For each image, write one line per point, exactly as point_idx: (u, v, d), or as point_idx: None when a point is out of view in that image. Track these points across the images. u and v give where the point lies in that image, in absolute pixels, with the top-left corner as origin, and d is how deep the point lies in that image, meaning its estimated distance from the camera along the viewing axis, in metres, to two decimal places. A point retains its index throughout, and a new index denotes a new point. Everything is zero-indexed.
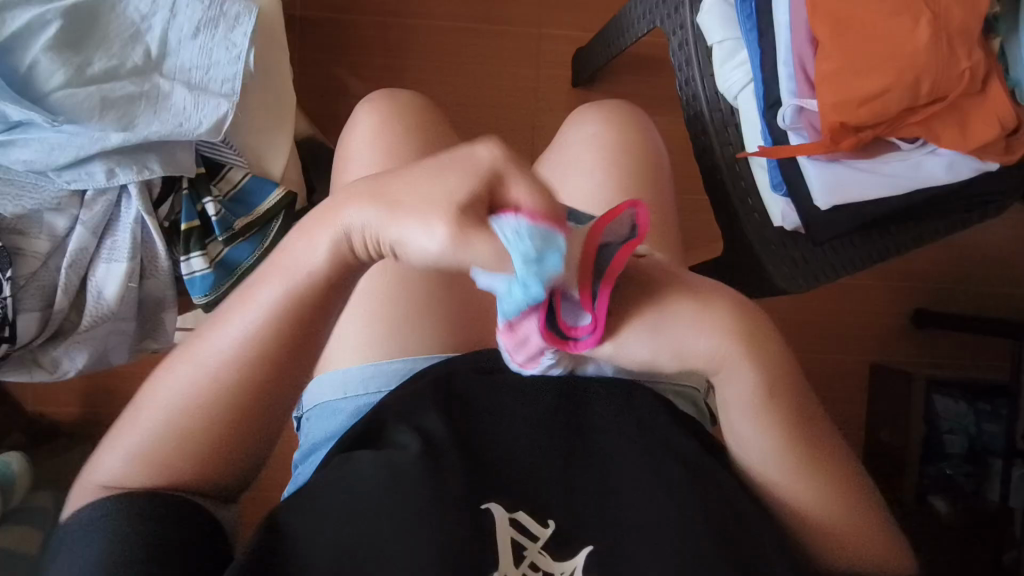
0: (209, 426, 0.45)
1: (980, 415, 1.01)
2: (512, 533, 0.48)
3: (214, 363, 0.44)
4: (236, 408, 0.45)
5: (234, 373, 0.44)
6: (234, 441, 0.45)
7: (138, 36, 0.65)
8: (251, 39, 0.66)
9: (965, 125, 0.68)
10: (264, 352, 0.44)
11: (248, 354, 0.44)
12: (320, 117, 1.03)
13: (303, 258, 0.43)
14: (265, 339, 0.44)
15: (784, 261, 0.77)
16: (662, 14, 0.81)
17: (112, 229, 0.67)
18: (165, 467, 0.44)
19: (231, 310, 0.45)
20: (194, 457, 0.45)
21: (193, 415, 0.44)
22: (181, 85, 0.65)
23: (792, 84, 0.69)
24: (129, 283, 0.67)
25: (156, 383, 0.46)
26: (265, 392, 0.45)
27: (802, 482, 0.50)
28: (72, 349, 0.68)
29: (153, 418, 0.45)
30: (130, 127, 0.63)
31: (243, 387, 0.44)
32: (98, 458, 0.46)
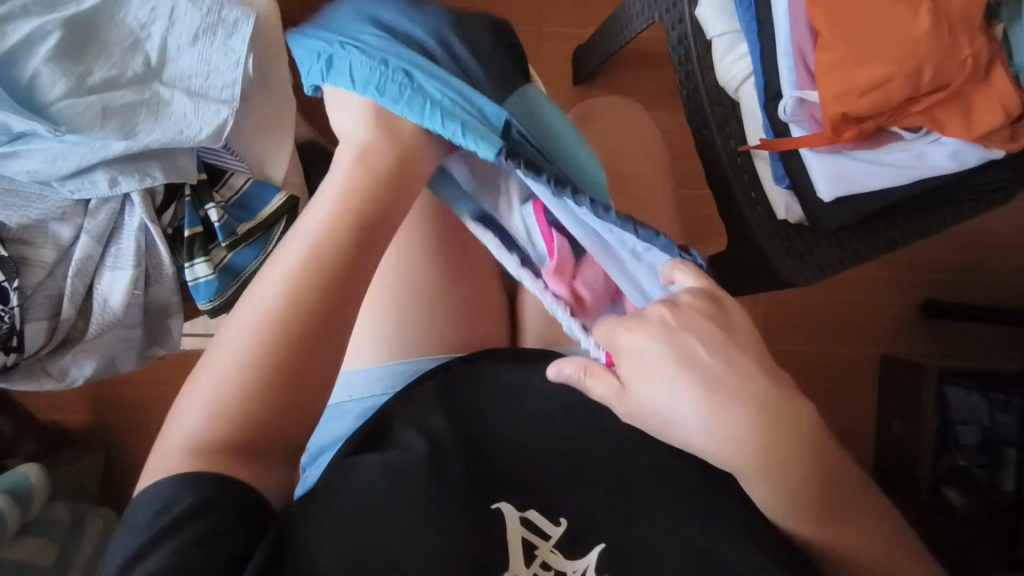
0: (287, 346, 0.44)
1: (993, 406, 0.98)
2: (523, 533, 0.49)
3: (271, 299, 0.45)
4: (312, 322, 0.45)
5: (306, 286, 0.45)
6: (312, 363, 0.44)
7: (137, 45, 0.65)
8: (249, 45, 0.67)
9: (969, 113, 0.67)
10: (329, 258, 0.46)
11: (314, 262, 0.46)
12: (322, 120, 1.03)
13: (346, 173, 0.51)
14: (328, 247, 0.47)
15: (788, 253, 0.76)
16: (660, 8, 0.81)
17: (116, 237, 0.67)
18: (243, 406, 0.42)
19: (290, 239, 0.48)
20: (264, 399, 0.43)
21: (270, 339, 0.43)
22: (181, 92, 0.65)
23: (792, 75, 0.68)
24: (134, 290, 0.67)
25: (228, 328, 0.45)
26: (335, 301, 0.46)
27: (852, 525, 0.44)
28: (80, 357, 0.68)
29: (229, 357, 0.43)
30: (131, 135, 0.64)
31: (306, 308, 0.45)
32: (171, 424, 0.44)
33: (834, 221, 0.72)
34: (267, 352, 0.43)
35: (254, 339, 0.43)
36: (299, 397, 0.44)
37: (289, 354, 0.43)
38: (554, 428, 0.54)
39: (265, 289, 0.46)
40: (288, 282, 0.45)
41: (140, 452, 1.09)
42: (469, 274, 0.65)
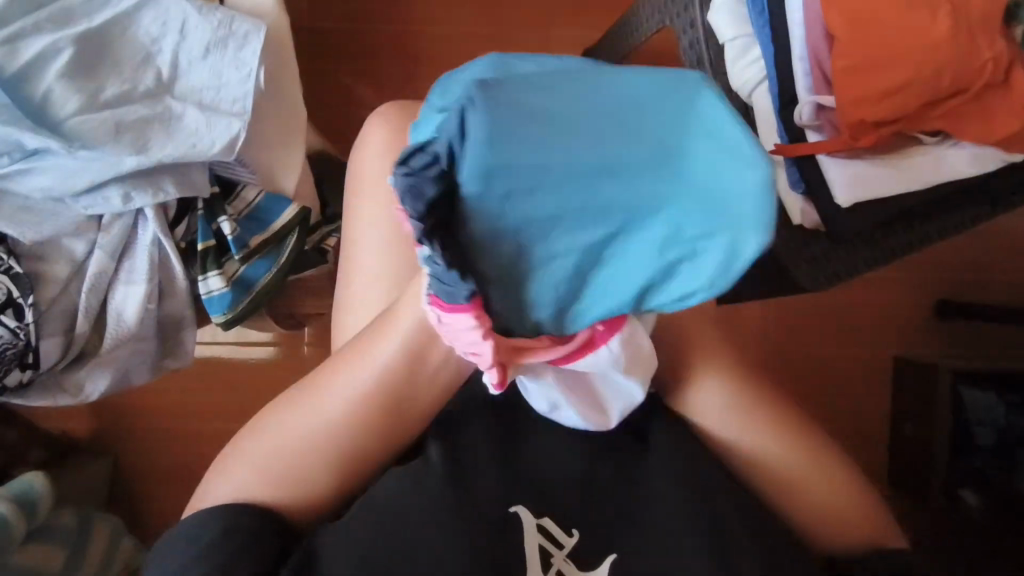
0: (332, 468, 0.49)
1: (1010, 407, 0.96)
2: (540, 539, 0.47)
3: (341, 411, 0.49)
4: (358, 459, 0.50)
5: (351, 422, 0.49)
6: (356, 483, 0.50)
7: (149, 60, 0.65)
8: (261, 57, 0.66)
9: (991, 116, 0.66)
10: (384, 408, 0.50)
11: (366, 407, 0.49)
12: (330, 127, 1.03)
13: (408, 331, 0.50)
14: (377, 397, 0.50)
15: (804, 259, 0.75)
16: (671, 13, 0.80)
17: (129, 252, 0.67)
18: (291, 490, 0.48)
19: (344, 363, 0.51)
20: (320, 496, 0.49)
21: (322, 453, 0.49)
22: (193, 106, 0.65)
23: (808, 81, 0.68)
24: (147, 304, 0.67)
25: (281, 415, 0.50)
26: (387, 447, 0.50)
27: (784, 449, 0.56)
28: (95, 371, 0.68)
29: (281, 447, 0.49)
30: (144, 150, 0.63)
31: (371, 431, 0.50)
32: (211, 484, 0.49)
33: (855, 224, 0.70)
34: (334, 462, 0.49)
35: (319, 441, 0.49)
36: (351, 489, 0.50)
37: (354, 462, 0.49)
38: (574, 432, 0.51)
39: (339, 392, 0.50)
40: (359, 403, 0.49)
41: (147, 460, 1.09)
42: None
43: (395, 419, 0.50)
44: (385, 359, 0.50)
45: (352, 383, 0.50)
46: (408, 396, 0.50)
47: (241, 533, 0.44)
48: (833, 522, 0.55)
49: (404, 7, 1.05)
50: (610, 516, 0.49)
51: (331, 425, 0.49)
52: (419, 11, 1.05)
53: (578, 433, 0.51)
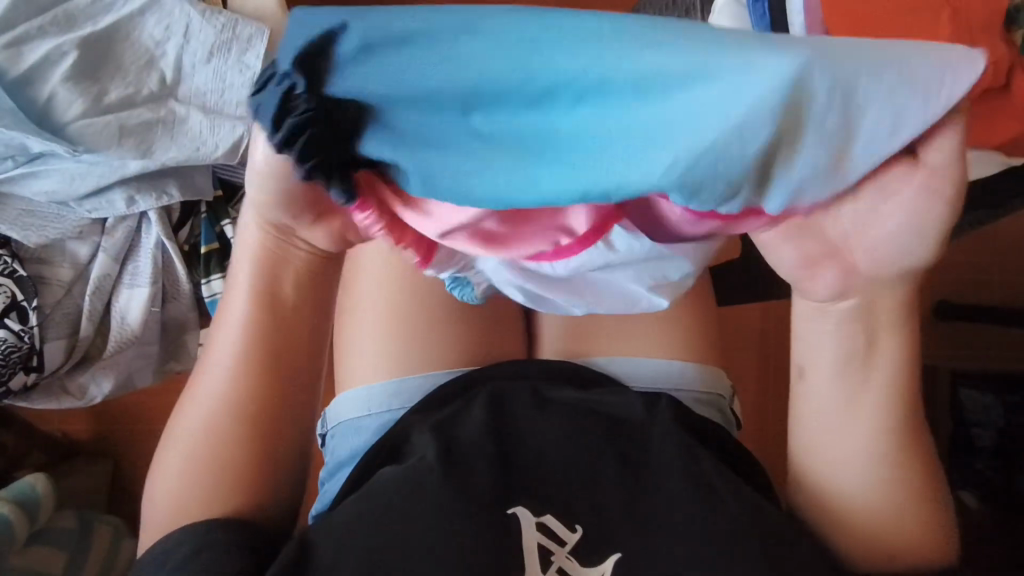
0: (241, 443, 0.46)
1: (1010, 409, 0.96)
2: (539, 538, 0.47)
3: (221, 381, 0.47)
4: (257, 424, 0.47)
5: (233, 391, 0.46)
6: (263, 450, 0.47)
7: (153, 63, 0.65)
8: (264, 60, 0.66)
9: (991, 121, 0.66)
10: (254, 366, 0.46)
11: (239, 371, 0.46)
12: None
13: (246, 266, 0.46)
14: (244, 358, 0.46)
15: None
16: (672, 16, 0.80)
17: (133, 255, 0.67)
18: (206, 491, 0.46)
19: (211, 346, 0.48)
20: (238, 487, 0.46)
21: (224, 436, 0.46)
22: (196, 109, 0.65)
23: None
24: (151, 307, 0.67)
25: (181, 419, 0.48)
26: (273, 402, 0.47)
27: (872, 445, 0.46)
28: (100, 374, 0.69)
29: (188, 450, 0.47)
30: (147, 153, 0.64)
31: (251, 393, 0.46)
32: (145, 504, 0.48)
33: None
34: (230, 431, 0.46)
35: (216, 417, 0.47)
36: (269, 467, 0.47)
37: (263, 420, 0.47)
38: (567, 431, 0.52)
39: (218, 360, 0.47)
40: (233, 370, 0.46)
41: (147, 463, 1.09)
42: None
43: (268, 371, 0.47)
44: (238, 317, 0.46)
45: (219, 356, 0.47)
46: (283, 344, 0.47)
47: (217, 535, 0.43)
48: (884, 534, 0.47)
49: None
50: (613, 515, 0.48)
51: (219, 393, 0.47)
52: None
53: (568, 429, 0.52)
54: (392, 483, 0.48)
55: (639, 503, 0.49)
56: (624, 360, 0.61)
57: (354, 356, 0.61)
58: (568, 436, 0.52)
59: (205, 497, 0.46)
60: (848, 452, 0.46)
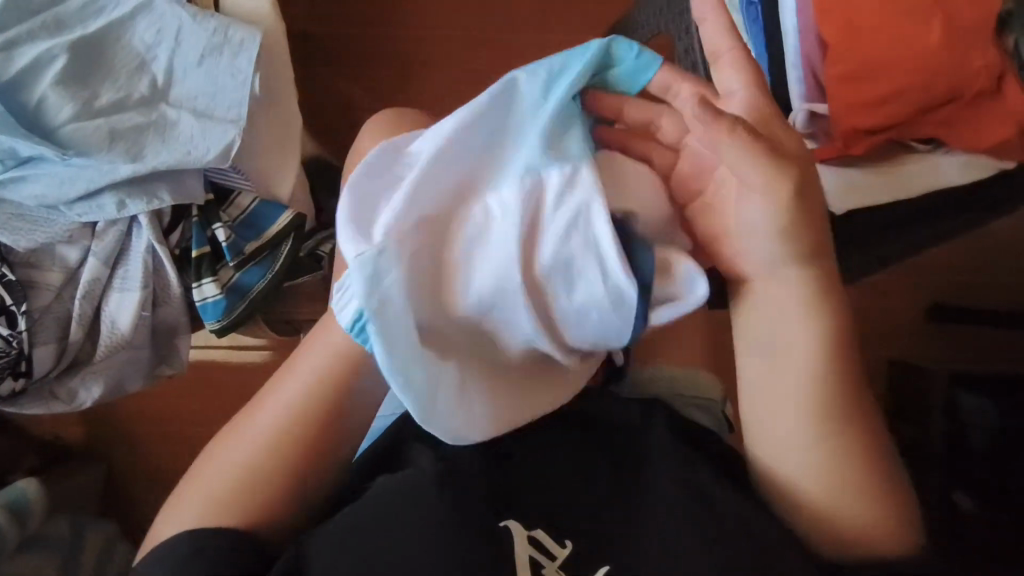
0: (295, 461, 0.50)
1: None
2: (530, 551, 0.46)
3: (285, 402, 0.51)
4: (316, 446, 0.50)
5: (294, 413, 0.50)
6: (313, 467, 0.50)
7: (144, 67, 0.65)
8: (255, 63, 0.66)
9: (983, 126, 0.67)
10: (323, 392, 0.51)
11: (307, 396, 0.51)
12: (327, 131, 1.03)
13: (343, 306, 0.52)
14: (321, 382, 0.51)
15: None
16: (666, 20, 0.80)
17: (123, 259, 0.67)
18: (246, 500, 0.48)
19: (285, 372, 0.52)
20: (280, 499, 0.49)
21: (278, 453, 0.49)
22: (187, 113, 0.65)
23: (802, 88, 0.68)
24: (142, 312, 0.67)
25: (232, 434, 0.51)
26: (333, 429, 0.51)
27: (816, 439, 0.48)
28: (89, 379, 0.68)
29: (237, 459, 0.49)
30: (138, 157, 0.63)
31: (317, 410, 0.51)
32: (176, 512, 0.49)
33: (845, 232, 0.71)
34: (288, 441, 0.50)
35: (268, 435, 0.50)
36: (310, 471, 0.50)
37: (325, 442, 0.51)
38: (561, 443, 0.52)
39: (285, 387, 0.51)
40: (304, 393, 0.51)
41: (140, 470, 1.08)
42: None
43: (334, 401, 0.51)
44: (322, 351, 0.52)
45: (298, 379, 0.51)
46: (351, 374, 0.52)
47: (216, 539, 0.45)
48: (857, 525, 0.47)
49: (402, 12, 1.04)
50: (607, 520, 0.48)
51: (279, 415, 0.50)
52: (413, 17, 1.05)
53: (562, 436, 0.52)
54: (390, 488, 0.48)
55: (632, 506, 0.49)
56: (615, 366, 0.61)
57: None
58: (562, 446, 0.52)
59: (247, 503, 0.48)
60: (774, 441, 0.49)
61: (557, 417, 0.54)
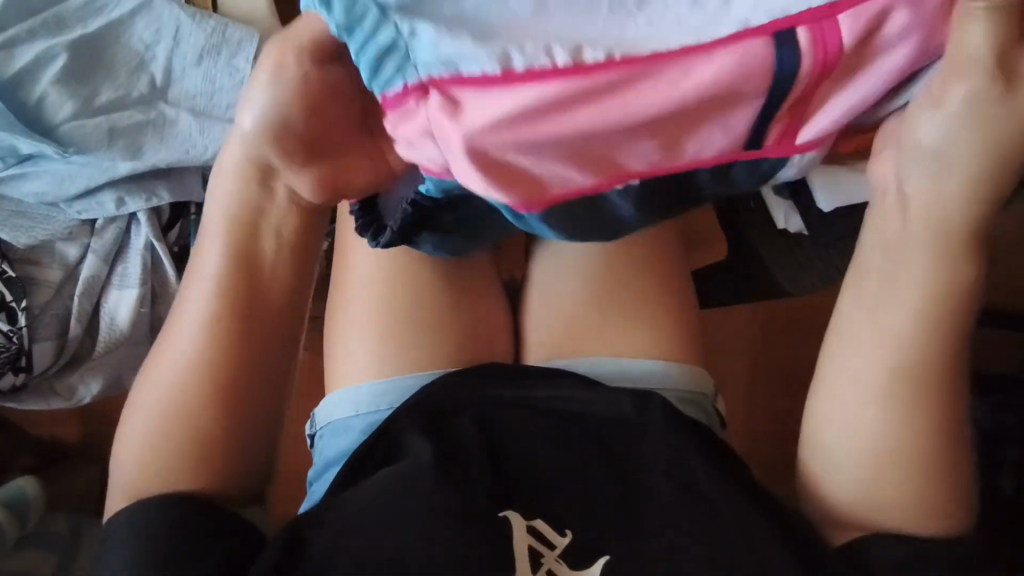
0: (205, 403, 0.46)
1: None
2: (530, 540, 0.48)
3: (190, 340, 0.46)
4: (223, 387, 0.46)
5: (199, 349, 0.46)
6: (232, 413, 0.46)
7: (143, 66, 0.65)
8: (254, 64, 0.67)
9: None
10: (218, 329, 0.46)
11: (203, 333, 0.46)
12: None
13: (207, 256, 0.47)
14: (210, 318, 0.46)
15: (790, 263, 0.79)
16: None
17: (122, 256, 0.68)
18: (177, 461, 0.45)
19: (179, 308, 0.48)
20: (215, 453, 0.46)
21: (189, 393, 0.46)
22: (186, 112, 0.66)
23: None
24: (141, 308, 0.68)
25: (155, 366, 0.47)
26: (236, 366, 0.46)
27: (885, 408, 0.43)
28: (88, 375, 0.69)
29: (160, 399, 0.46)
30: (137, 155, 0.64)
31: (221, 344, 0.46)
32: (119, 448, 0.48)
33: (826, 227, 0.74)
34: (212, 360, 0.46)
35: (186, 379, 0.46)
36: (239, 432, 0.46)
37: (239, 381, 0.46)
38: (553, 438, 0.53)
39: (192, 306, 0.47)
40: (202, 322, 0.46)
41: None
42: (473, 288, 0.64)
43: (231, 335, 0.46)
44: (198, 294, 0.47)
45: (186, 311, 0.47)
46: (241, 308, 0.47)
47: (189, 517, 0.43)
48: (898, 501, 0.44)
49: None
50: (602, 506, 0.49)
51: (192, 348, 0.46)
52: None
53: (555, 430, 0.53)
54: (388, 479, 0.49)
55: (630, 495, 0.50)
56: (610, 360, 0.62)
57: (347, 357, 0.61)
58: (558, 439, 0.53)
59: (178, 458, 0.46)
60: (856, 420, 0.44)
61: (550, 414, 0.55)
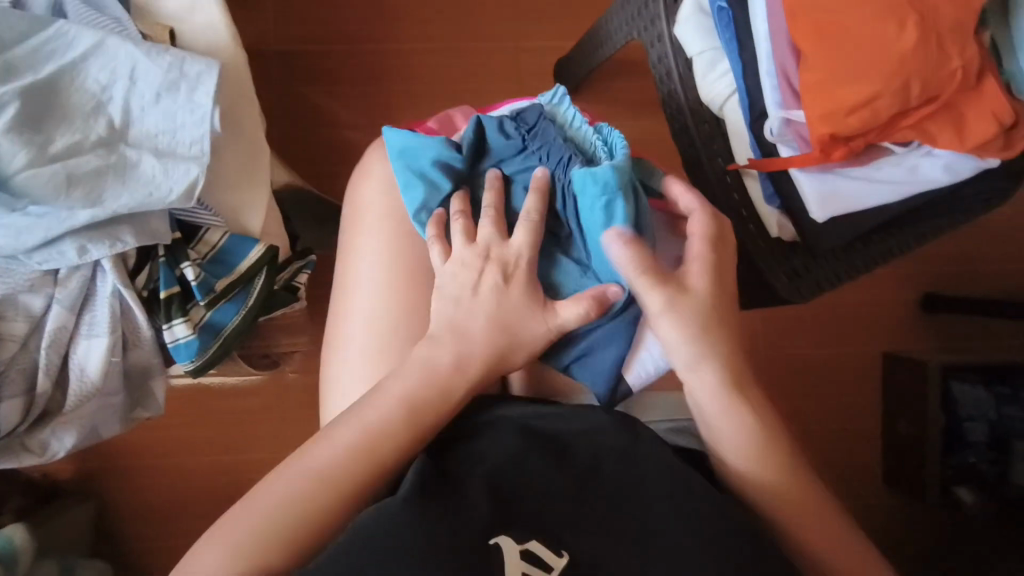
0: (311, 508, 0.49)
1: (1000, 400, 1.10)
2: (523, 569, 0.45)
3: (291, 484, 0.50)
4: (335, 502, 0.50)
5: (344, 460, 0.52)
6: (319, 536, 0.49)
7: (100, 107, 0.63)
8: (215, 98, 0.65)
9: (962, 124, 0.66)
10: (375, 453, 0.52)
11: (358, 453, 0.52)
12: (317, 162, 1.10)
13: (384, 397, 0.55)
14: (372, 447, 0.52)
15: (786, 273, 0.76)
16: (638, 26, 0.85)
17: (89, 304, 0.65)
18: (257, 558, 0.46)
19: (336, 426, 0.54)
20: (299, 542, 0.48)
21: (323, 492, 0.50)
22: (148, 152, 0.63)
23: (777, 95, 0.69)
24: (111, 358, 0.65)
25: (303, 455, 0.52)
26: (363, 490, 0.51)
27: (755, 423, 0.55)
28: (61, 429, 0.67)
29: (292, 488, 0.50)
30: (98, 201, 0.61)
31: (363, 459, 0.52)
32: (196, 554, 0.47)
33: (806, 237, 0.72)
34: (325, 510, 0.50)
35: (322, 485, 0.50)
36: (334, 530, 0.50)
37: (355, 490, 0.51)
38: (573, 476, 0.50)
39: (312, 463, 0.51)
40: (348, 451, 0.52)
41: (134, 502, 1.07)
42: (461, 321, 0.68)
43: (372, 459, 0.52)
44: (357, 428, 0.53)
45: (361, 419, 0.54)
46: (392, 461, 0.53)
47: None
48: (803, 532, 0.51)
49: (380, 38, 1.12)
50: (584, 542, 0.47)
51: (286, 501, 0.49)
52: (398, 45, 1.12)
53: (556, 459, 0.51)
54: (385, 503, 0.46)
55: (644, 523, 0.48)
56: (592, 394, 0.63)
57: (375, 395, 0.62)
58: (526, 457, 0.51)
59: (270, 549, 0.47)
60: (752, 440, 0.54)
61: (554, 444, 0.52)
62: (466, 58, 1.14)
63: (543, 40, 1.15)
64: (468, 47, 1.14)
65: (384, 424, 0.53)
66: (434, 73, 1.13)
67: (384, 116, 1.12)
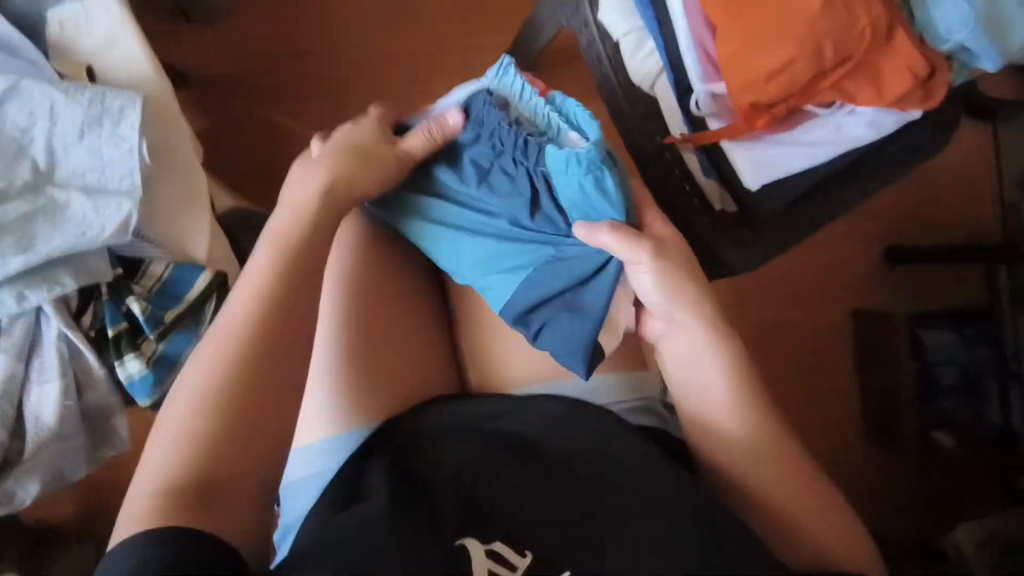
0: (220, 404, 0.49)
1: (967, 342, 1.15)
2: (489, 564, 0.45)
3: (185, 416, 0.49)
4: (240, 382, 0.50)
5: (241, 330, 0.52)
6: (250, 441, 0.49)
7: (23, 152, 0.63)
8: (140, 129, 0.64)
9: (880, 80, 0.67)
10: (257, 327, 0.53)
11: (244, 327, 0.53)
12: (267, 181, 1.09)
13: (252, 271, 0.56)
14: (258, 321, 0.53)
15: (734, 243, 0.77)
16: (566, 14, 0.86)
17: (37, 350, 0.65)
18: (190, 467, 0.47)
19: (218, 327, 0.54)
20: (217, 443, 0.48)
21: (223, 377, 0.50)
22: (77, 192, 0.63)
23: (699, 69, 0.70)
24: (65, 401, 0.65)
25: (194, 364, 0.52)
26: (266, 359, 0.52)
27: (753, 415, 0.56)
28: (23, 478, 0.67)
29: (193, 391, 0.50)
30: (30, 246, 0.61)
31: (265, 326, 0.53)
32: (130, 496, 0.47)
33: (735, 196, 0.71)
34: (232, 401, 0.49)
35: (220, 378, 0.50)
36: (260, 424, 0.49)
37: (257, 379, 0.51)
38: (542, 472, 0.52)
39: (206, 352, 0.52)
40: (241, 322, 0.53)
41: None
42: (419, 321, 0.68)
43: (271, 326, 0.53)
44: (243, 304, 0.54)
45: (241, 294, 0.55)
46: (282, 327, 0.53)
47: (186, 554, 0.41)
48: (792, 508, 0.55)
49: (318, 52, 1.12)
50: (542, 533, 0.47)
51: (194, 406, 0.49)
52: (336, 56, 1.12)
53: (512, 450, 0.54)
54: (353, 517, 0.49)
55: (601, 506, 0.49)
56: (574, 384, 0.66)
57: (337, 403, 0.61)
58: (486, 458, 0.53)
59: (203, 458, 0.47)
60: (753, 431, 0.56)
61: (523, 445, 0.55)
62: (406, 62, 1.13)
63: (481, 36, 1.15)
64: (406, 51, 1.14)
65: (265, 283, 0.55)
66: (374, 79, 1.13)
67: (328, 128, 1.11)
